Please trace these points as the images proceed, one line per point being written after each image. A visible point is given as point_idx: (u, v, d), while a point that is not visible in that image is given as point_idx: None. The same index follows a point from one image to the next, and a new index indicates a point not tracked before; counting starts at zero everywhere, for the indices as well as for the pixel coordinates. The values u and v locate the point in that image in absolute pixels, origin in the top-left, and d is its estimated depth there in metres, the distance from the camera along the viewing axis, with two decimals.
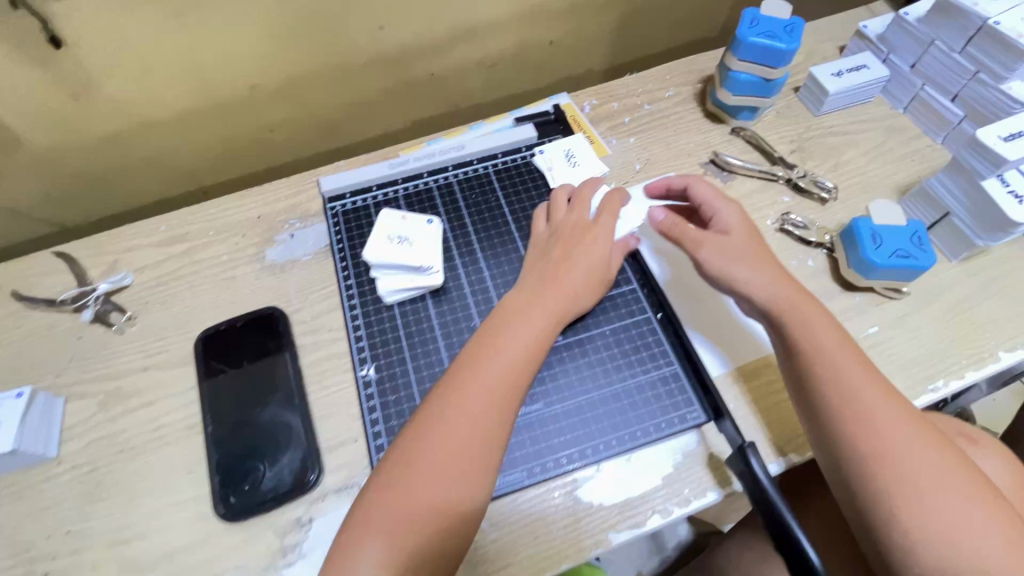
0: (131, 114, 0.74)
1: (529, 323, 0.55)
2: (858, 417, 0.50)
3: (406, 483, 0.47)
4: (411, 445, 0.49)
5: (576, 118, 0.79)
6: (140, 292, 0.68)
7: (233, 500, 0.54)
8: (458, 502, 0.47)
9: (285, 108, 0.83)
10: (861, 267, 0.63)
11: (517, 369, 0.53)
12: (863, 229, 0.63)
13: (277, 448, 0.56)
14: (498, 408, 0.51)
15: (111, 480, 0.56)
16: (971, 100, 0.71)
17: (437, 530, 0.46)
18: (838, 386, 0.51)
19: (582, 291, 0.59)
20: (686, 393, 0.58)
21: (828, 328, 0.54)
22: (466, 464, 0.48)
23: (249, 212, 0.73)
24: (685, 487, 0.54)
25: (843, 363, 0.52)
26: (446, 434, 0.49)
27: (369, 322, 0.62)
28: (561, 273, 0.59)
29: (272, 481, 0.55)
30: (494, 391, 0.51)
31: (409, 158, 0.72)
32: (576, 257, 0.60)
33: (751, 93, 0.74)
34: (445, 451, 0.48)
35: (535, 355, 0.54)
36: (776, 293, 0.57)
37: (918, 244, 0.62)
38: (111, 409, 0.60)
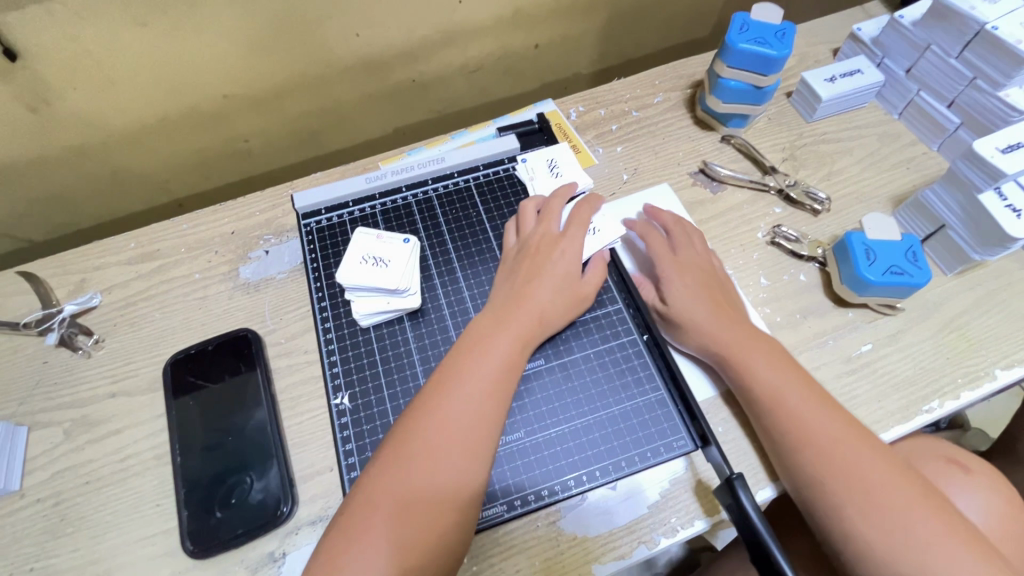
0: (98, 125, 0.71)
1: (505, 334, 0.54)
2: (819, 457, 0.48)
3: (382, 505, 0.45)
4: (384, 468, 0.47)
5: (562, 127, 0.76)
6: (109, 313, 0.65)
7: (203, 536, 0.52)
8: (439, 520, 0.45)
9: (261, 117, 0.80)
10: (855, 283, 0.60)
11: (494, 381, 0.52)
12: (856, 244, 0.61)
13: (249, 480, 0.54)
14: (476, 420, 0.49)
15: (76, 513, 0.54)
16: (968, 107, 0.68)
17: (419, 552, 0.44)
18: (796, 427, 0.50)
19: (561, 299, 0.58)
20: (673, 419, 0.56)
21: (777, 366, 0.54)
22: (444, 482, 0.47)
23: (223, 228, 0.71)
24: (672, 517, 0.52)
25: (797, 400, 0.51)
26: (422, 452, 0.47)
27: (344, 347, 0.60)
28: (537, 283, 0.58)
29: (245, 515, 0.53)
30: (471, 404, 0.50)
31: (387, 172, 0.69)
32: (551, 266, 0.59)
33: (742, 100, 0.72)
34: (422, 469, 0.47)
35: (511, 365, 0.53)
36: (727, 335, 0.56)
37: (912, 260, 0.60)
38: (77, 438, 0.58)
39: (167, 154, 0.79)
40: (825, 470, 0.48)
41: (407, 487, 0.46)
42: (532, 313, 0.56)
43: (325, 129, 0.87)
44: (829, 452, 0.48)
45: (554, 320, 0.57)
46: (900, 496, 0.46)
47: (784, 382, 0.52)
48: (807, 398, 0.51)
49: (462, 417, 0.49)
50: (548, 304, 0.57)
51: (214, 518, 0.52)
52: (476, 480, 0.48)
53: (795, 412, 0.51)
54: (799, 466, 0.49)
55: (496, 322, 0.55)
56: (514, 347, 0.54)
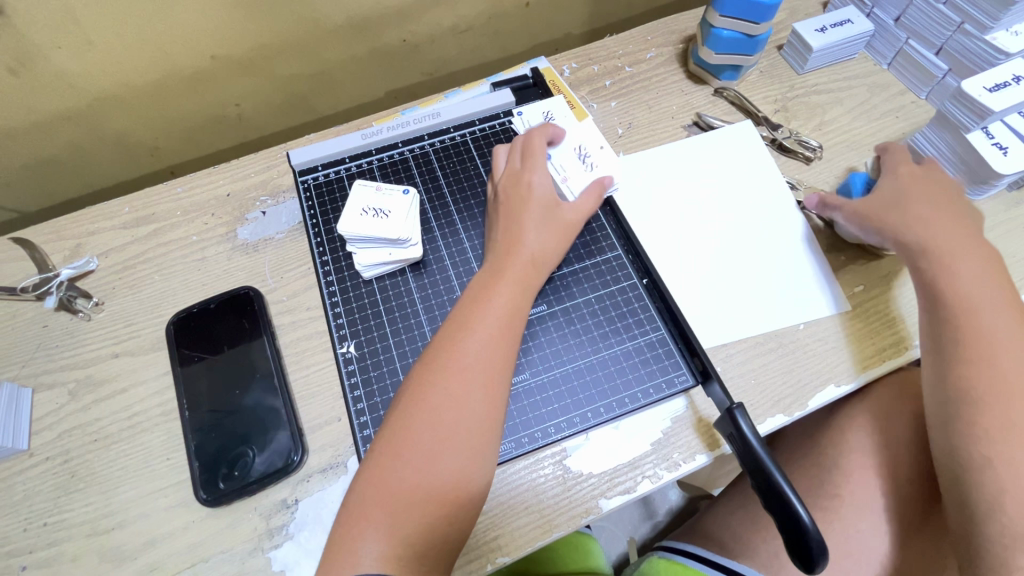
0: (84, 88, 0.69)
1: (504, 283, 0.55)
2: (985, 360, 0.50)
3: (404, 458, 0.46)
4: (399, 424, 0.48)
5: (555, 82, 0.76)
6: (107, 276, 0.65)
7: (216, 486, 0.52)
8: (463, 467, 0.47)
9: (251, 79, 0.79)
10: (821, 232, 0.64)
11: (498, 330, 0.52)
12: (858, 183, 0.64)
13: (258, 437, 0.54)
14: (484, 369, 0.50)
15: (86, 470, 0.55)
16: (955, 53, 0.69)
17: (426, 521, 0.45)
18: (979, 328, 0.52)
19: (551, 242, 0.59)
20: (674, 357, 0.57)
21: (980, 271, 0.54)
22: (458, 431, 0.48)
23: (218, 190, 0.70)
24: (674, 453, 0.54)
25: (984, 302, 0.53)
26: (433, 405, 0.48)
27: (348, 299, 0.60)
28: (527, 230, 0.58)
29: (259, 464, 0.53)
30: (477, 355, 0.50)
31: (384, 127, 0.68)
32: (537, 210, 0.59)
33: (734, 51, 0.72)
34: (439, 421, 0.48)
35: (512, 312, 0.53)
36: (943, 237, 0.56)
37: None
38: (83, 398, 0.58)
39: (157, 119, 0.78)
40: (988, 371, 0.50)
41: (426, 441, 0.47)
42: (525, 260, 0.57)
43: (316, 93, 0.86)
44: (998, 355, 0.50)
45: (548, 262, 0.58)
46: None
47: (971, 282, 0.54)
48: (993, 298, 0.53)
49: (470, 368, 0.50)
50: (540, 250, 0.58)
51: (219, 489, 0.52)
52: (489, 423, 0.49)
53: (977, 318, 0.52)
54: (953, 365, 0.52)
55: (493, 273, 0.56)
56: (513, 294, 0.54)
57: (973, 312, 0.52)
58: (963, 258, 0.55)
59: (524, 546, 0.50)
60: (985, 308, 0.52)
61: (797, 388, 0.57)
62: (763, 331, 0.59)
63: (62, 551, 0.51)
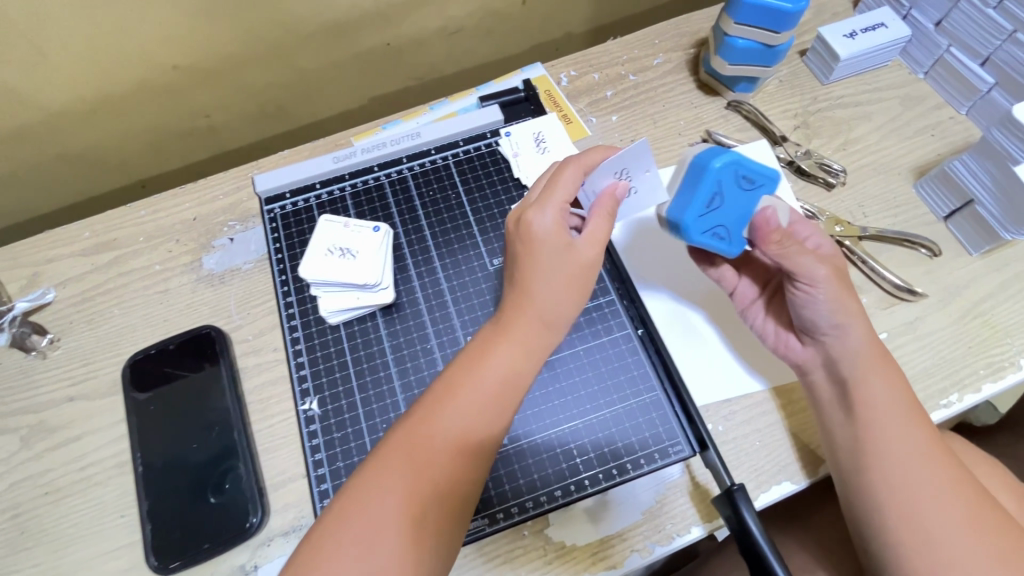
0: (38, 103, 0.64)
1: (509, 341, 0.46)
2: (899, 500, 0.44)
3: (364, 521, 0.38)
4: (369, 480, 0.40)
5: (551, 93, 0.69)
6: (64, 309, 0.61)
7: (212, 500, 0.50)
8: (442, 470, 0.41)
9: (221, 89, 0.73)
10: (713, 147, 0.47)
11: (495, 397, 0.44)
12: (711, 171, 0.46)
13: (246, 455, 0.52)
14: (471, 436, 0.42)
15: (35, 527, 0.51)
16: (1004, 65, 0.61)
17: (434, 488, 0.40)
18: (891, 476, 0.45)
19: (568, 295, 0.47)
20: (668, 422, 0.52)
21: (891, 389, 0.48)
22: (429, 501, 0.40)
23: (184, 213, 0.65)
24: (667, 524, 0.49)
25: (896, 437, 0.46)
26: (410, 466, 0.40)
27: (313, 348, 0.55)
28: (541, 279, 0.47)
29: (251, 478, 0.51)
30: (469, 420, 0.43)
31: (357, 149, 0.63)
32: (554, 256, 0.47)
33: (751, 61, 0.64)
34: (414, 484, 0.40)
35: (512, 380, 0.45)
36: (856, 351, 0.48)
37: (713, 202, 0.48)
38: (35, 446, 0.54)
39: (123, 131, 0.73)
40: (908, 524, 0.44)
41: (392, 504, 0.39)
42: (535, 318, 0.47)
43: (295, 101, 0.80)
44: (914, 505, 0.44)
45: (563, 323, 0.48)
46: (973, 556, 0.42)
47: (874, 413, 0.47)
48: (903, 425, 0.47)
49: (456, 432, 0.42)
50: (554, 303, 0.47)
51: (207, 504, 0.50)
52: (474, 454, 0.42)
53: (878, 448, 0.46)
54: (868, 519, 0.46)
55: (497, 324, 0.47)
56: (518, 357, 0.45)
57: (881, 447, 0.46)
58: (869, 393, 0.47)
59: None
60: (896, 451, 0.46)
61: (804, 452, 0.51)
62: (765, 388, 0.54)
63: None
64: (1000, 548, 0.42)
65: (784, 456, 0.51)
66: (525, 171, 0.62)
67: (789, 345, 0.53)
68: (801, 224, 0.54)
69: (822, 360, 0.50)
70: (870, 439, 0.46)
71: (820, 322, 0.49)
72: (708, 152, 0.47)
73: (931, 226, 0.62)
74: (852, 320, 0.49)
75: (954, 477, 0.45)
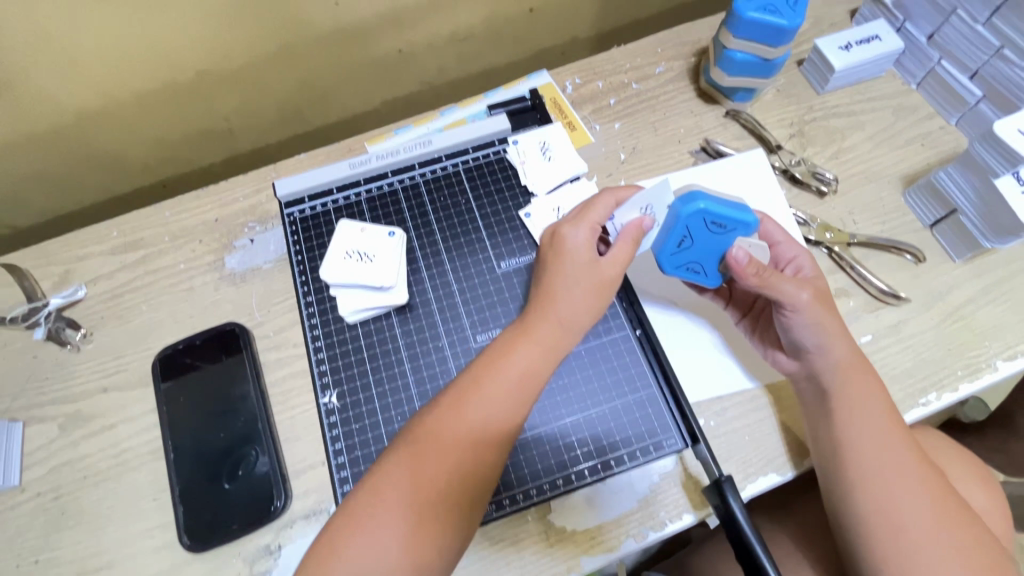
0: (67, 105, 0.67)
1: (524, 344, 0.50)
2: (872, 490, 0.49)
3: (389, 498, 0.44)
4: (394, 464, 0.45)
5: (556, 101, 0.72)
6: (95, 306, 0.64)
7: (226, 487, 0.54)
8: (442, 472, 0.45)
9: (239, 93, 0.76)
10: (686, 192, 0.51)
11: (512, 395, 0.48)
12: (680, 215, 0.50)
13: (261, 443, 0.56)
14: (484, 429, 0.46)
15: (75, 507, 0.55)
16: (992, 79, 0.64)
17: (433, 488, 0.44)
18: (871, 480, 0.49)
19: (586, 309, 0.51)
20: (663, 417, 0.56)
21: (870, 391, 0.51)
22: (441, 486, 0.44)
23: (206, 215, 0.68)
24: (660, 511, 0.53)
25: (871, 433, 0.50)
26: (430, 452, 0.45)
27: (331, 345, 0.59)
28: (562, 288, 0.51)
29: (266, 465, 0.55)
30: (487, 414, 0.47)
31: (372, 156, 0.67)
32: (578, 268, 0.52)
33: (749, 73, 0.67)
34: (432, 469, 0.45)
35: (528, 379, 0.48)
36: (841, 361, 0.52)
37: (681, 244, 0.52)
38: (73, 433, 0.58)
39: (145, 134, 0.76)
40: (879, 510, 0.48)
41: (410, 480, 0.44)
42: (550, 329, 0.50)
43: (309, 105, 0.83)
44: (890, 505, 0.48)
45: (580, 327, 0.51)
46: (938, 551, 0.47)
47: (854, 412, 0.51)
48: (878, 421, 0.51)
49: (474, 424, 0.46)
50: (571, 316, 0.51)
51: (224, 489, 0.54)
52: (476, 459, 0.46)
53: (857, 444, 0.50)
54: (845, 517, 0.50)
55: (514, 333, 0.51)
56: (535, 358, 0.49)
57: (858, 442, 0.50)
58: (856, 405, 0.51)
59: None
60: (875, 457, 0.49)
61: (790, 446, 0.55)
62: (757, 387, 0.57)
63: None
64: (961, 543, 0.47)
65: (772, 449, 0.55)
66: (531, 178, 0.65)
67: (777, 359, 0.56)
68: (785, 246, 0.57)
69: (806, 373, 0.54)
70: (849, 437, 0.50)
71: (804, 339, 0.53)
72: (683, 197, 0.51)
73: (917, 233, 0.65)
74: (833, 337, 0.52)
75: (920, 467, 0.50)
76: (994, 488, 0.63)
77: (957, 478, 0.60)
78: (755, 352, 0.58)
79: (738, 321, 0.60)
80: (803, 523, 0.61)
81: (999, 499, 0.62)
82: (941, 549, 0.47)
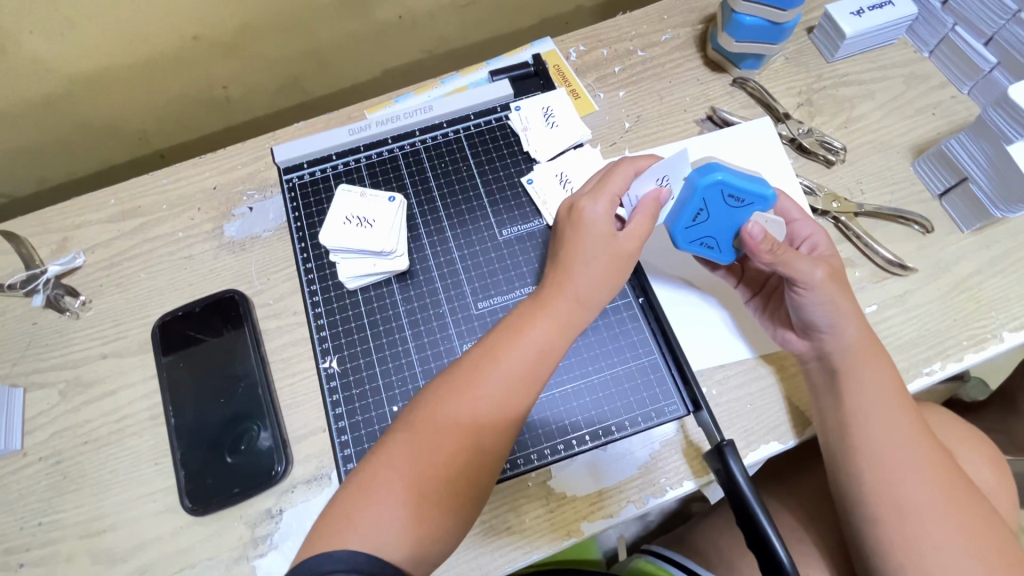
0: (62, 73, 0.66)
1: (538, 324, 0.49)
2: (872, 455, 0.49)
3: (400, 473, 0.43)
4: (408, 436, 0.44)
5: (560, 68, 0.71)
6: (94, 273, 0.64)
7: (229, 460, 0.54)
8: (451, 450, 0.44)
9: (237, 61, 0.75)
10: (704, 164, 0.50)
11: (529, 372, 0.47)
12: (699, 187, 0.50)
13: (263, 418, 0.55)
14: (495, 409, 0.46)
15: (77, 471, 0.55)
16: (1007, 45, 0.62)
17: (442, 465, 0.43)
18: (877, 451, 0.49)
19: (599, 290, 0.50)
20: (665, 384, 0.55)
21: (875, 359, 0.51)
22: (449, 463, 0.44)
23: (204, 182, 0.67)
24: (661, 477, 0.53)
25: (875, 400, 0.50)
26: (444, 427, 0.45)
27: (332, 311, 0.59)
28: (577, 265, 0.50)
29: (268, 438, 0.54)
30: (502, 391, 0.46)
31: (372, 122, 0.66)
32: (595, 244, 0.50)
33: (758, 38, 0.65)
34: (442, 446, 0.44)
35: (544, 357, 0.48)
36: (849, 334, 0.51)
37: (696, 218, 0.52)
38: (73, 399, 0.58)
39: (142, 104, 0.75)
40: (879, 475, 0.48)
41: (419, 455, 0.44)
42: (563, 309, 0.49)
43: (308, 73, 0.82)
44: (895, 480, 0.48)
45: (595, 306, 0.51)
46: (939, 526, 0.47)
47: (857, 379, 0.50)
48: (881, 388, 0.50)
49: (490, 400, 0.46)
50: (582, 296, 0.50)
51: (225, 463, 0.54)
52: (486, 438, 0.45)
53: (860, 411, 0.50)
54: (848, 486, 0.50)
55: (526, 311, 0.50)
56: (550, 336, 0.49)
57: (861, 409, 0.50)
58: (865, 381, 0.50)
59: (504, 566, 0.51)
60: (883, 433, 0.49)
61: (793, 414, 0.55)
62: (761, 356, 0.57)
63: (57, 551, 0.53)
64: (963, 519, 0.47)
65: (774, 418, 0.55)
66: (533, 145, 0.64)
67: (786, 338, 0.55)
68: (802, 224, 0.55)
69: (816, 353, 0.53)
70: (852, 403, 0.50)
71: (816, 319, 0.52)
72: (701, 169, 0.50)
73: (926, 203, 0.64)
74: (845, 318, 0.51)
75: (921, 434, 0.50)
76: (1004, 472, 0.62)
77: (961, 450, 0.60)
78: (765, 335, 0.57)
79: (748, 300, 0.59)
80: (804, 496, 0.61)
81: (1007, 483, 0.62)
82: (939, 513, 0.47)
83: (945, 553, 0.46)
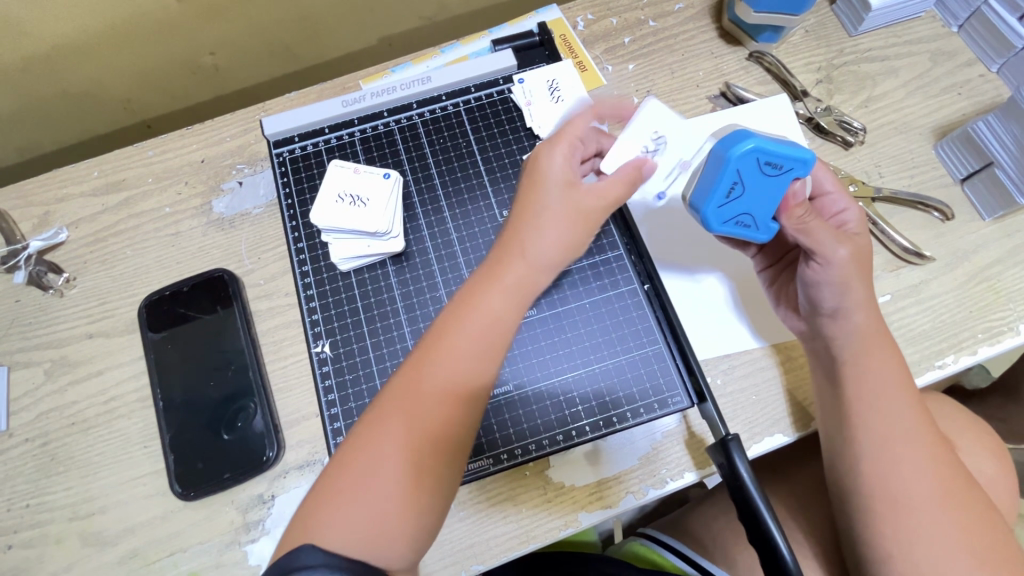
0: (36, 37, 0.62)
1: (500, 288, 0.45)
2: (884, 455, 0.47)
3: (370, 464, 0.40)
4: (384, 420, 0.42)
5: (566, 38, 0.67)
6: (77, 249, 0.61)
7: (225, 438, 0.53)
8: (427, 430, 0.42)
9: (224, 25, 0.70)
10: (737, 130, 0.45)
11: (482, 338, 0.44)
12: (735, 155, 0.44)
13: (258, 395, 0.54)
14: (460, 379, 0.43)
15: (65, 453, 0.54)
16: None
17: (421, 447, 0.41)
18: (887, 452, 0.47)
19: (568, 244, 0.47)
20: (669, 374, 0.54)
21: (891, 359, 0.48)
22: (426, 443, 0.41)
23: (191, 155, 0.64)
24: (662, 469, 0.51)
25: (890, 400, 0.47)
26: (416, 402, 0.42)
27: (324, 293, 0.57)
28: (539, 227, 0.46)
29: (261, 417, 0.53)
30: (460, 359, 0.43)
31: (367, 94, 0.62)
32: (561, 200, 0.47)
33: (778, 9, 0.61)
34: (416, 426, 0.42)
35: (502, 321, 0.44)
36: (863, 326, 0.48)
37: (730, 194, 0.46)
38: (58, 379, 0.57)
39: (125, 69, 0.72)
40: (887, 476, 0.46)
41: (395, 443, 0.41)
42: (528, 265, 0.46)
43: (301, 39, 0.78)
44: (903, 482, 0.46)
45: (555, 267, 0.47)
46: (943, 530, 0.45)
47: (872, 377, 0.48)
48: (899, 388, 0.48)
49: (458, 371, 0.43)
50: (550, 254, 0.46)
51: (223, 440, 0.53)
52: (458, 411, 0.43)
53: (874, 409, 0.47)
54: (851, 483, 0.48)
55: (489, 270, 0.46)
56: (508, 298, 0.45)
57: (876, 409, 0.47)
58: (866, 375, 0.48)
59: (499, 555, 0.50)
60: (892, 430, 0.47)
61: (800, 407, 0.53)
62: (768, 346, 0.55)
63: (46, 533, 0.52)
64: (962, 519, 0.45)
65: (780, 410, 0.53)
66: (537, 121, 0.61)
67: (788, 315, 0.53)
68: (834, 198, 0.51)
69: (814, 334, 0.51)
70: (863, 401, 0.48)
71: (826, 299, 0.48)
72: (734, 132, 0.45)
73: (946, 189, 0.61)
74: (856, 305, 0.48)
75: (934, 437, 0.47)
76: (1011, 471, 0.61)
77: (970, 448, 0.59)
78: (767, 308, 0.56)
79: (760, 270, 0.56)
80: (803, 485, 0.60)
81: (1011, 483, 0.60)
82: (943, 515, 0.45)
83: (938, 551, 0.45)
